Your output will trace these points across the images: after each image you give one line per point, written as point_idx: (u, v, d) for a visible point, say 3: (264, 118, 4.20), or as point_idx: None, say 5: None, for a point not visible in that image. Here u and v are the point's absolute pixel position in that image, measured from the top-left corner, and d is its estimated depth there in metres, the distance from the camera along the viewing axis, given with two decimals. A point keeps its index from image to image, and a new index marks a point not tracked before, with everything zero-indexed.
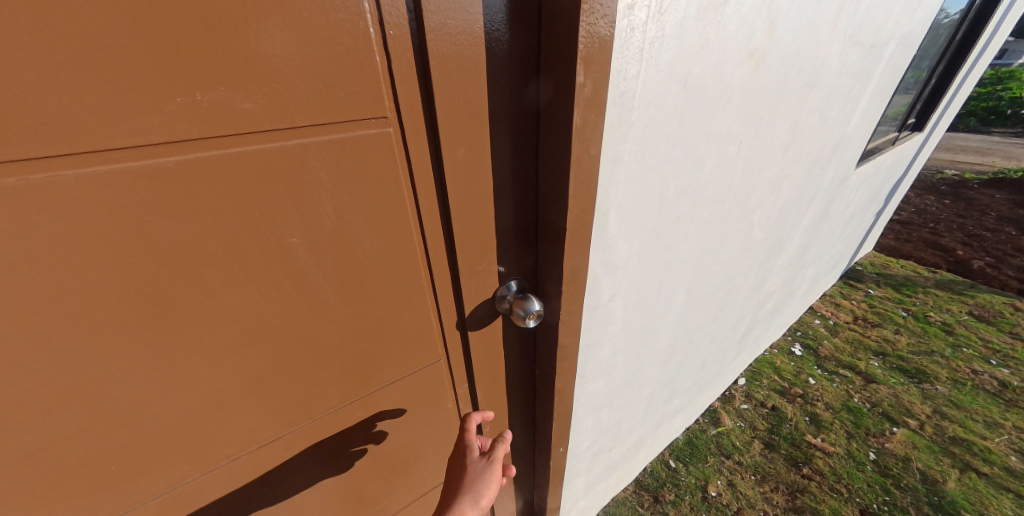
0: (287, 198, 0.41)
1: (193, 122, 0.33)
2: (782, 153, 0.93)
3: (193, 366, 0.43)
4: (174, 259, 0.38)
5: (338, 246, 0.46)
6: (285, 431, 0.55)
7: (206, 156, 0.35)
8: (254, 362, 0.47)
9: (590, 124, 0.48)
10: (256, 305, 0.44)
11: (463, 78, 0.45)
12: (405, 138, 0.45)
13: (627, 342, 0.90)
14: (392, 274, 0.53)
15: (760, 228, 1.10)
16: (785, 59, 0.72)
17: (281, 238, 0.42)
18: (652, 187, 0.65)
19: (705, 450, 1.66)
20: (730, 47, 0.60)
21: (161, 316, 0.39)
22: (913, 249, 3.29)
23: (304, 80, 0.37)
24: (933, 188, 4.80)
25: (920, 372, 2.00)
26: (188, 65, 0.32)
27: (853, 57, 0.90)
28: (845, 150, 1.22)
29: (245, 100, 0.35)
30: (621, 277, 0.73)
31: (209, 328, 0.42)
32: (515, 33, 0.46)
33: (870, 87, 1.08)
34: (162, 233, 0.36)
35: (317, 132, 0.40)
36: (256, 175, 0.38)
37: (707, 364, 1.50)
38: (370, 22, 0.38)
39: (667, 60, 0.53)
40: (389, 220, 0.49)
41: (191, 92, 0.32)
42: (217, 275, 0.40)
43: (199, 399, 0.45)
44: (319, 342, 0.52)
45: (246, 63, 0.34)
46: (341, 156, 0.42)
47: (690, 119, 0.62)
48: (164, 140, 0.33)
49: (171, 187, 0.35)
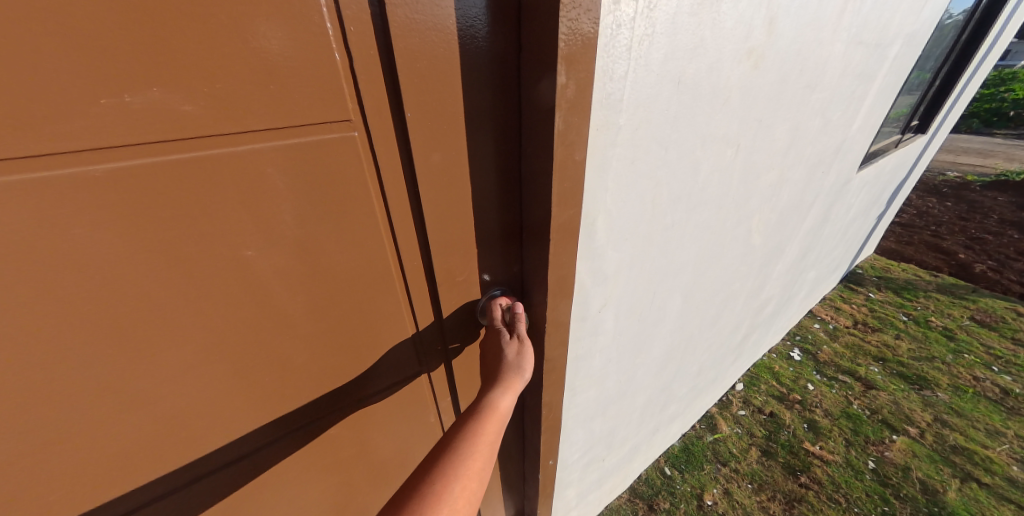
0: (243, 207, 0.38)
1: (126, 126, 0.30)
2: (782, 157, 0.89)
3: (144, 389, 0.40)
4: (114, 276, 0.34)
5: (303, 257, 0.43)
6: (253, 453, 0.52)
7: (146, 163, 0.32)
8: (213, 382, 0.44)
9: (575, 128, 0.45)
10: (212, 322, 0.41)
11: (434, 78, 0.41)
12: (374, 143, 0.42)
13: (619, 352, 0.87)
14: (365, 285, 0.50)
15: (759, 234, 1.07)
16: (786, 59, 0.69)
17: (237, 250, 0.39)
18: (643, 193, 0.62)
19: (702, 458, 1.63)
20: (726, 45, 0.56)
21: (102, 337, 0.36)
22: (914, 251, 3.26)
23: (256, 80, 0.33)
24: (935, 190, 4.76)
25: (921, 379, 1.96)
26: (115, 62, 0.28)
27: (857, 57, 0.87)
28: (847, 153, 1.18)
29: (185, 102, 0.31)
30: (612, 286, 0.70)
31: (160, 348, 0.39)
32: (493, 30, 0.43)
33: (874, 88, 1.04)
34: (98, 247, 0.33)
35: (273, 137, 0.36)
36: (205, 183, 0.35)
37: (704, 370, 1.47)
38: (327, 17, 0.34)
39: (658, 59, 0.49)
40: (359, 230, 0.46)
41: (121, 93, 0.29)
42: (167, 291, 0.37)
43: (152, 422, 0.42)
44: (287, 359, 0.48)
45: (185, 60, 0.30)
46: (302, 162, 0.39)
47: (683, 122, 0.59)
48: (94, 146, 0.30)
49: (106, 197, 0.32)
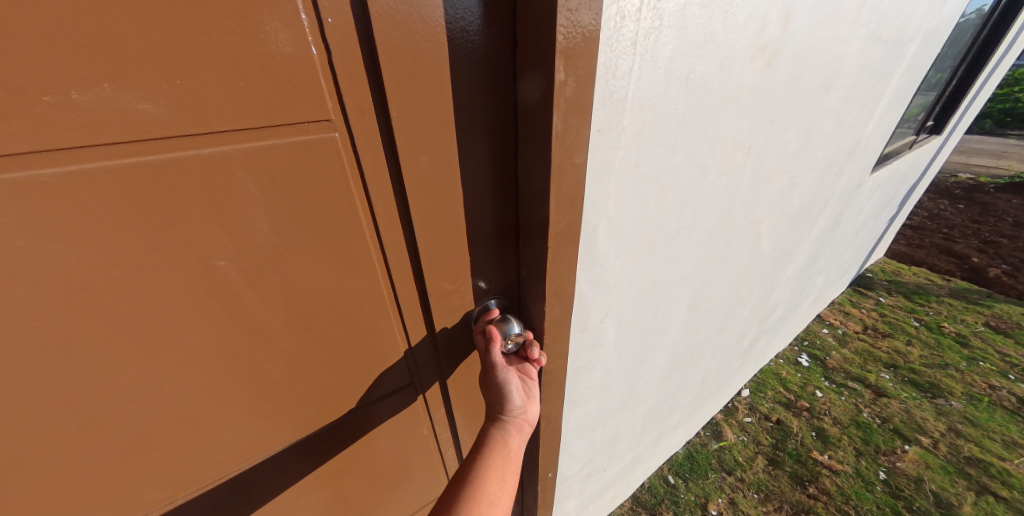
0: (214, 213, 0.35)
1: (75, 127, 0.27)
2: (794, 160, 0.85)
3: (110, 406, 0.37)
4: (68, 288, 0.31)
5: (282, 267, 0.40)
6: (231, 470, 0.49)
7: (98, 167, 0.29)
8: (185, 399, 0.41)
9: (574, 128, 0.42)
10: (182, 336, 0.38)
11: (422, 76, 0.38)
12: (357, 144, 0.39)
13: (622, 361, 0.83)
14: (350, 298, 0.47)
15: (768, 239, 1.03)
16: (799, 58, 0.65)
17: (207, 260, 0.36)
18: (648, 197, 0.58)
19: (706, 466, 1.59)
20: (739, 41, 0.53)
21: (58, 352, 0.33)
22: (926, 255, 3.19)
23: (224, 77, 0.30)
24: (947, 192, 4.67)
25: (933, 387, 1.91)
26: (58, 55, 0.25)
27: (874, 54, 0.83)
28: (861, 154, 1.14)
29: (144, 101, 0.28)
30: (614, 295, 0.66)
31: (125, 364, 0.36)
32: (487, 23, 0.40)
33: (890, 88, 1.00)
34: (47, 259, 0.30)
35: (242, 139, 0.33)
36: (167, 188, 0.32)
37: (709, 378, 1.43)
38: (302, 7, 0.31)
39: (665, 55, 0.46)
40: (342, 239, 0.43)
41: (69, 91, 0.26)
42: (129, 304, 0.34)
43: (121, 441, 0.40)
44: (266, 373, 0.46)
45: (140, 53, 0.27)
46: (275, 166, 0.36)
47: (692, 123, 0.55)
48: (37, 149, 0.27)
49: (54, 205, 0.29)
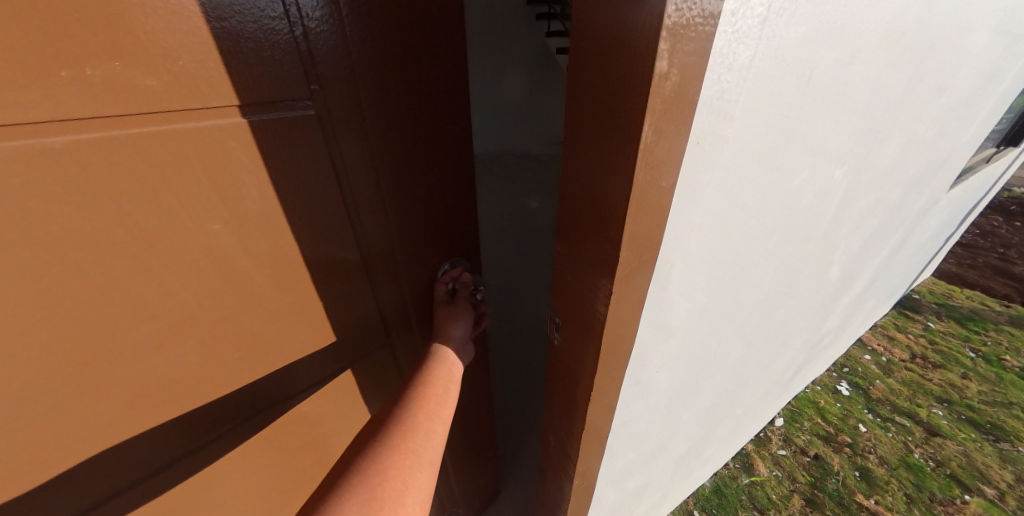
0: (206, 183, 0.33)
1: (89, 99, 0.26)
2: (884, 178, 0.72)
3: (92, 404, 0.34)
4: (69, 268, 0.29)
5: (277, 236, 0.40)
6: (230, 461, 0.47)
7: (102, 139, 0.27)
8: (188, 383, 0.40)
9: (665, 139, 0.30)
10: (183, 315, 0.37)
11: (399, 54, 0.40)
12: (339, 117, 0.39)
13: (667, 408, 0.71)
14: (342, 273, 0.48)
15: (837, 265, 0.90)
16: (925, 52, 0.52)
17: (205, 236, 0.35)
18: (732, 226, 0.46)
19: (736, 503, 1.45)
20: (873, 29, 0.41)
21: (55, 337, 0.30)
22: (979, 276, 2.94)
23: (214, 46, 0.29)
24: (1002, 209, 4.34)
25: (995, 428, 1.73)
26: (66, 23, 0.23)
27: (994, 53, 0.69)
28: (946, 169, 0.99)
29: (151, 74, 0.27)
30: (676, 338, 0.54)
31: (126, 347, 0.34)
32: (451, 11, 0.42)
33: (996, 92, 0.85)
34: (47, 236, 0.27)
35: (242, 111, 0.33)
36: (167, 161, 0.31)
37: (748, 410, 1.29)
38: None
39: (793, 43, 0.34)
40: (333, 213, 0.43)
41: (81, 65, 0.25)
42: (131, 284, 0.33)
43: (84, 443, 0.35)
44: (266, 355, 0.45)
45: (141, 20, 0.26)
46: (273, 136, 0.35)
47: (798, 134, 0.43)
48: (43, 120, 0.25)
49: (58, 177, 0.27)
